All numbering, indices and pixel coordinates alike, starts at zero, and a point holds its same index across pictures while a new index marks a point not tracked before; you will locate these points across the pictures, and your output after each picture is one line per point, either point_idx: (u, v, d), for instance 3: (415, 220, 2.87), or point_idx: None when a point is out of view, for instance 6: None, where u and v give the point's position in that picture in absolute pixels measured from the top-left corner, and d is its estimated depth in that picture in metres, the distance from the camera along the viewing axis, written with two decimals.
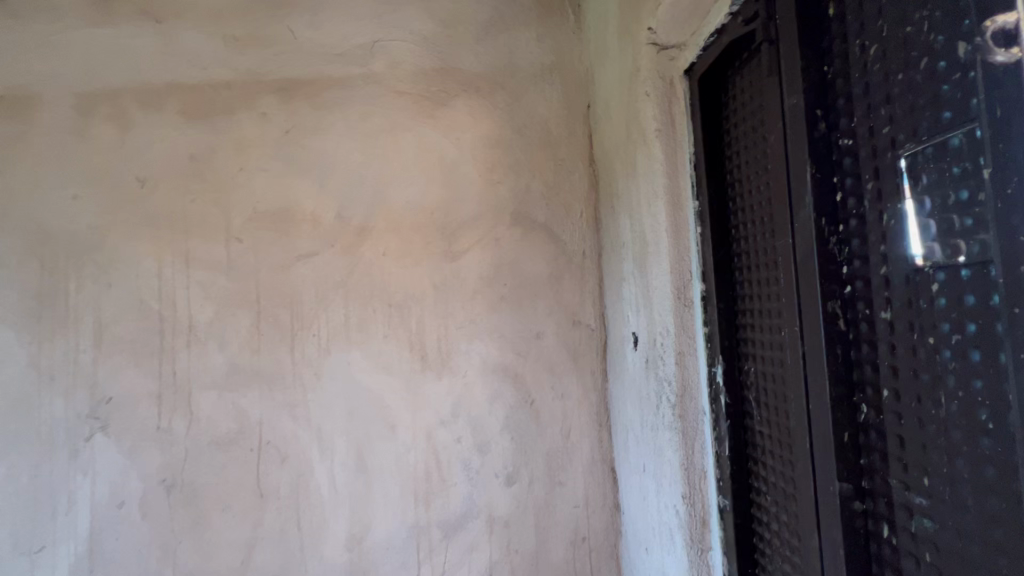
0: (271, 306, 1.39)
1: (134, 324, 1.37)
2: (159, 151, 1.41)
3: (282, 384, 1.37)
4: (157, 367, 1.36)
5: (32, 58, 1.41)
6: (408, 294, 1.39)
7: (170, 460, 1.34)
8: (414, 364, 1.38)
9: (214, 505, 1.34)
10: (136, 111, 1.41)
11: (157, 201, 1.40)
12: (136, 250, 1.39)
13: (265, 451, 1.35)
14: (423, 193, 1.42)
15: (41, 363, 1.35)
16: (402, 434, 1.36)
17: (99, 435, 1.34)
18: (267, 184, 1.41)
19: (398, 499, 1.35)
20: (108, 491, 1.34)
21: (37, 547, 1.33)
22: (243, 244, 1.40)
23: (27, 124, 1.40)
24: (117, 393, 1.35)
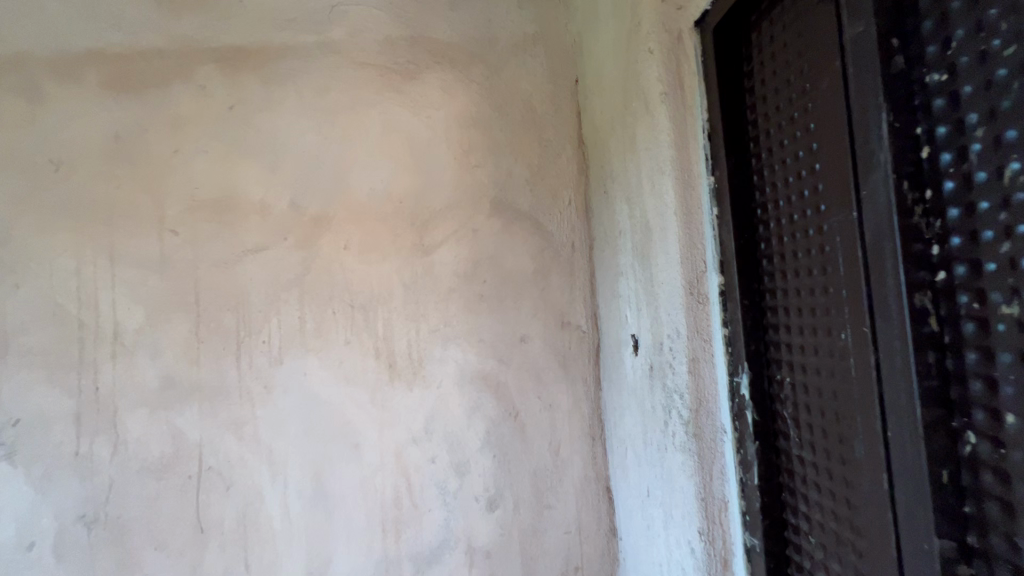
0: (212, 308, 1.19)
1: (46, 333, 1.16)
2: (79, 129, 1.21)
3: (226, 399, 1.17)
4: (74, 383, 1.16)
5: None
6: (374, 294, 1.21)
7: (91, 492, 1.14)
8: (381, 374, 1.20)
9: (143, 544, 1.14)
10: (50, 83, 1.21)
11: (77, 187, 1.20)
12: (49, 245, 1.18)
13: (205, 479, 1.15)
14: (390, 178, 1.24)
15: None
16: (368, 455, 1.18)
17: (4, 465, 1.13)
18: (207, 168, 1.22)
19: (363, 530, 1.17)
20: (16, 530, 1.13)
21: None
22: (180, 237, 1.20)
23: None
24: (25, 414, 1.14)
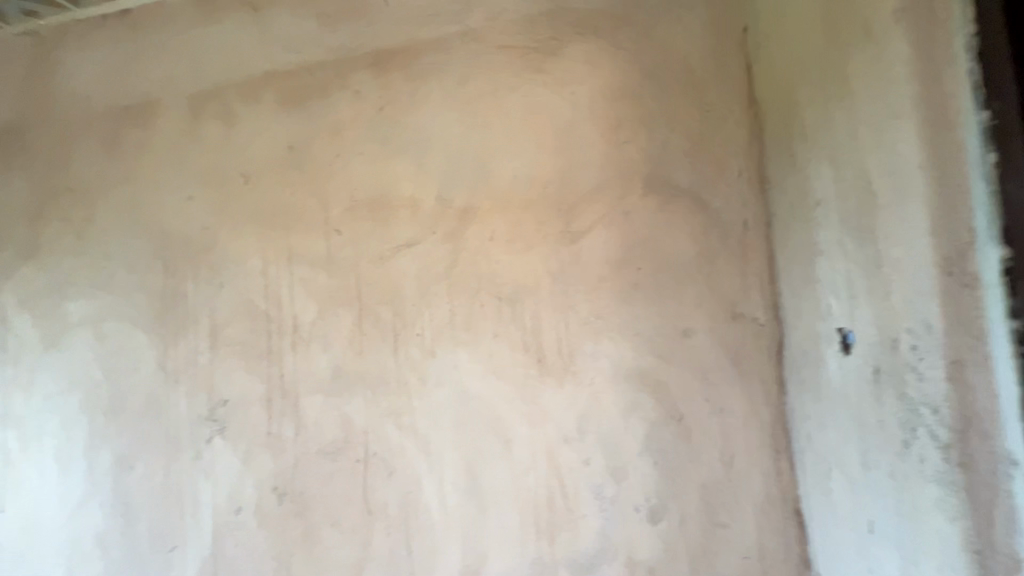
0: (372, 302, 1.25)
1: (244, 326, 1.33)
2: (262, 144, 1.35)
3: (386, 389, 1.23)
4: (265, 369, 1.30)
5: (155, 69, 1.46)
6: (520, 285, 1.17)
7: (281, 467, 1.27)
8: (530, 369, 1.15)
9: (323, 519, 1.24)
10: (239, 106, 1.38)
11: (262, 196, 1.34)
12: (243, 249, 1.34)
13: (371, 464, 1.22)
14: (533, 163, 1.18)
15: (168, 365, 1.36)
16: (520, 452, 1.14)
17: (218, 438, 1.31)
18: (364, 168, 1.28)
19: (517, 528, 1.13)
20: (228, 497, 1.30)
21: (169, 547, 1.32)
22: (343, 236, 1.28)
23: (150, 132, 1.44)
24: (231, 396, 1.32)
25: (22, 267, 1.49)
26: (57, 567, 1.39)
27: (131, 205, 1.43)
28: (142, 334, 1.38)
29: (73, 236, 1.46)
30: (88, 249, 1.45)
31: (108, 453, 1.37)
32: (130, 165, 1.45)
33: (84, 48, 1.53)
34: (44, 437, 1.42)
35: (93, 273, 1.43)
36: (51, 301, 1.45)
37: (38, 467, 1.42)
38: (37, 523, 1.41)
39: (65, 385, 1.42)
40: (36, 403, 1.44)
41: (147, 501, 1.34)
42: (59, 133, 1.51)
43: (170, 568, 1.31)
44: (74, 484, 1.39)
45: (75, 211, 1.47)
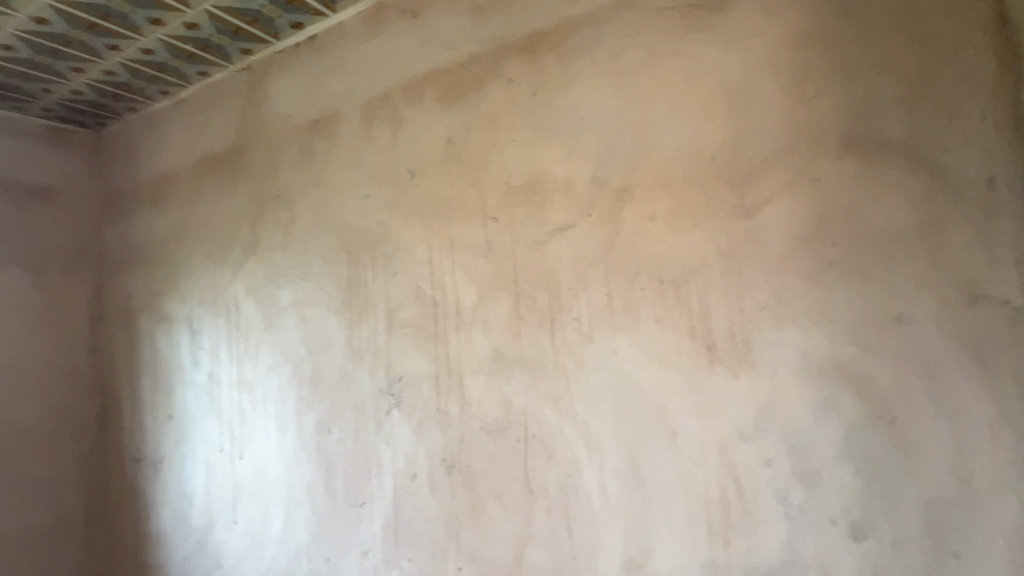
0: (528, 287, 1.27)
1: (414, 310, 1.45)
2: (425, 141, 1.45)
3: (544, 372, 1.24)
4: (433, 350, 1.41)
5: (336, 85, 1.66)
6: (685, 266, 1.08)
7: (449, 441, 1.37)
8: (697, 357, 1.06)
9: (488, 493, 1.30)
10: (405, 108, 1.50)
11: (426, 189, 1.44)
12: (411, 239, 1.46)
13: (531, 445, 1.25)
14: (699, 132, 1.08)
15: (354, 344, 1.55)
16: (687, 445, 1.07)
17: (395, 411, 1.46)
18: (518, 155, 1.30)
19: (684, 526, 1.06)
20: (405, 464, 1.44)
21: (359, 502, 1.51)
22: (499, 223, 1.32)
23: (334, 140, 1.64)
24: (405, 373, 1.45)
25: (248, 262, 1.82)
26: (279, 508, 1.69)
27: (322, 205, 1.65)
28: (334, 317, 1.60)
29: (281, 235, 1.74)
30: (292, 246, 1.71)
31: (312, 417, 1.62)
32: (320, 170, 1.67)
33: (284, 75, 1.80)
34: (268, 401, 1.74)
35: (296, 265, 1.69)
36: (268, 289, 1.76)
37: (264, 424, 1.74)
38: (264, 470, 1.73)
39: (280, 359, 1.71)
40: (261, 373, 1.76)
41: (341, 461, 1.55)
42: (269, 149, 1.81)
43: (361, 520, 1.50)
44: (289, 441, 1.67)
45: (282, 213, 1.74)
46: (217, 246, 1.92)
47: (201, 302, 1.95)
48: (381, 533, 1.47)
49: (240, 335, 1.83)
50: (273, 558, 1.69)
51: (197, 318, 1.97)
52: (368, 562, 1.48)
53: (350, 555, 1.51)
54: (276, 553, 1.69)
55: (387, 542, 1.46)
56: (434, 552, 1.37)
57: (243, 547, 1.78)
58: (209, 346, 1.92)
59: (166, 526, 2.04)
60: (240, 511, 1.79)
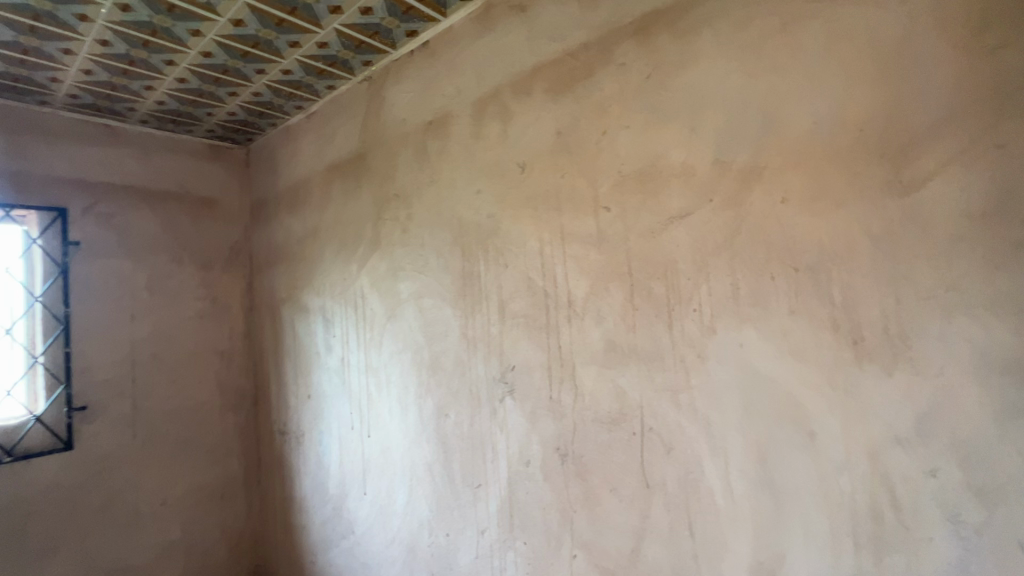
0: (643, 277, 1.24)
1: (526, 300, 1.48)
2: (534, 134, 1.47)
3: (661, 365, 1.20)
4: (545, 340, 1.43)
5: (448, 86, 1.73)
6: (825, 252, 0.98)
7: (562, 430, 1.38)
8: (841, 352, 0.96)
9: (602, 484, 1.30)
10: (514, 103, 1.52)
11: (535, 182, 1.46)
12: (522, 232, 1.49)
13: (647, 439, 1.22)
14: (843, 102, 0.97)
15: (468, 333, 1.63)
16: (828, 448, 0.97)
17: (509, 398, 1.51)
18: (631, 141, 1.26)
19: (825, 535, 0.98)
20: (519, 450, 1.48)
21: (476, 484, 1.59)
22: (611, 213, 1.30)
23: (447, 139, 1.72)
24: (518, 363, 1.49)
25: (371, 257, 1.99)
26: (402, 484, 1.83)
27: (437, 202, 1.74)
28: (449, 308, 1.69)
29: (400, 231, 1.87)
30: (410, 241, 1.83)
31: (430, 401, 1.73)
32: (434, 169, 1.76)
33: (400, 81, 1.92)
34: (391, 385, 1.89)
35: (414, 259, 1.81)
36: (389, 282, 1.90)
37: (388, 406, 1.90)
38: (389, 448, 1.89)
39: (402, 347, 1.85)
40: (385, 359, 1.91)
41: (458, 444, 1.64)
42: (388, 152, 1.95)
43: (477, 500, 1.58)
44: (411, 423, 1.80)
45: (401, 212, 1.87)
46: (345, 243, 2.11)
47: (332, 294, 2.17)
48: (497, 514, 1.53)
49: (366, 325, 2.00)
50: (398, 529, 1.84)
51: (329, 309, 2.19)
52: (485, 540, 1.56)
53: (468, 532, 1.60)
54: (401, 525, 1.84)
55: (503, 523, 1.52)
56: (549, 537, 1.40)
57: (372, 516, 1.96)
58: (340, 334, 2.13)
59: (307, 492, 2.31)
60: (369, 484, 1.98)
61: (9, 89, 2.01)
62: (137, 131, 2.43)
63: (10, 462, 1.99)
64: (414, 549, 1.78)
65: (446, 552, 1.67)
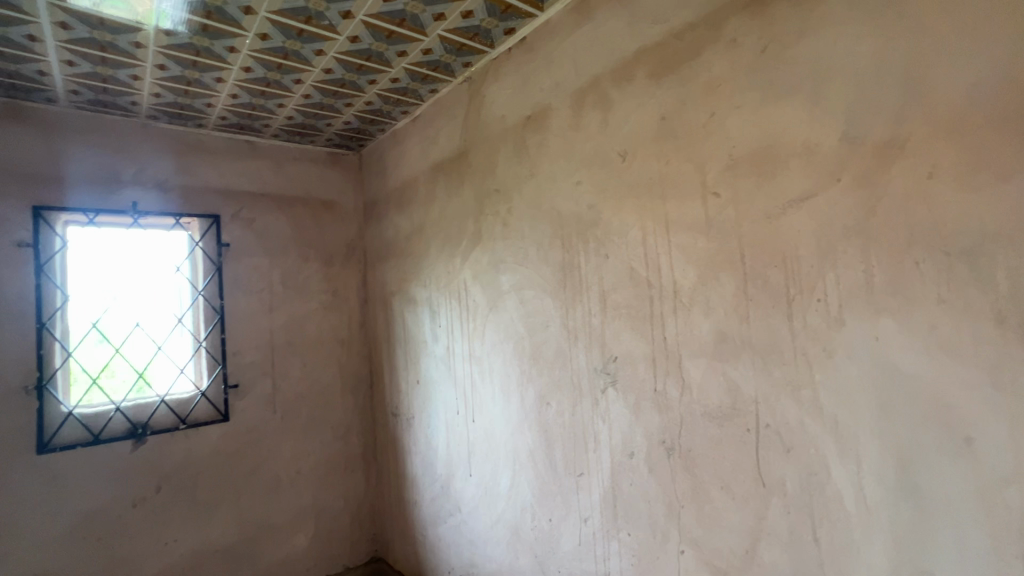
0: (758, 265, 1.17)
1: (628, 291, 1.46)
2: (636, 121, 1.44)
3: (780, 358, 1.13)
4: (650, 332, 1.40)
5: (546, 80, 1.75)
6: (986, 233, 0.86)
7: (668, 423, 1.35)
8: (1008, 347, 0.84)
9: (712, 481, 1.25)
10: (614, 91, 1.51)
11: (638, 170, 1.44)
12: (624, 221, 1.47)
13: (764, 436, 1.16)
14: (1011, 59, 0.84)
15: (569, 324, 1.64)
16: (989, 456, 0.86)
17: (611, 389, 1.51)
18: (744, 122, 1.19)
19: (983, 553, 0.87)
20: (622, 441, 1.48)
21: (578, 473, 1.61)
22: (722, 198, 1.24)
23: (545, 133, 1.75)
24: (620, 354, 1.48)
25: (474, 251, 2.08)
26: (506, 469, 1.91)
27: (536, 195, 1.78)
28: (549, 299, 1.72)
29: (501, 225, 1.93)
30: (510, 234, 1.89)
31: (532, 390, 1.78)
32: (533, 163, 1.79)
33: (499, 80, 1.98)
34: (494, 373, 1.97)
35: (515, 252, 1.86)
36: (491, 274, 1.98)
37: (492, 394, 1.98)
38: (493, 433, 1.98)
39: (504, 337, 1.91)
40: (488, 348, 1.99)
41: (560, 433, 1.67)
42: (488, 149, 2.02)
43: (580, 489, 1.61)
44: (513, 410, 1.87)
45: (501, 206, 1.94)
46: (449, 238, 2.23)
47: (438, 287, 2.30)
48: (600, 504, 1.54)
49: (470, 315, 2.10)
50: (503, 511, 1.93)
51: (435, 300, 2.33)
52: (588, 528, 1.58)
53: (570, 519, 1.63)
54: (505, 508, 1.92)
55: (606, 513, 1.53)
56: (654, 530, 1.39)
57: (478, 497, 2.06)
58: (445, 324, 2.25)
59: (418, 471, 2.49)
60: (474, 467, 2.08)
61: (176, 116, 2.38)
62: (271, 144, 2.76)
63: (184, 429, 2.37)
64: (518, 531, 1.85)
65: (549, 536, 1.71)
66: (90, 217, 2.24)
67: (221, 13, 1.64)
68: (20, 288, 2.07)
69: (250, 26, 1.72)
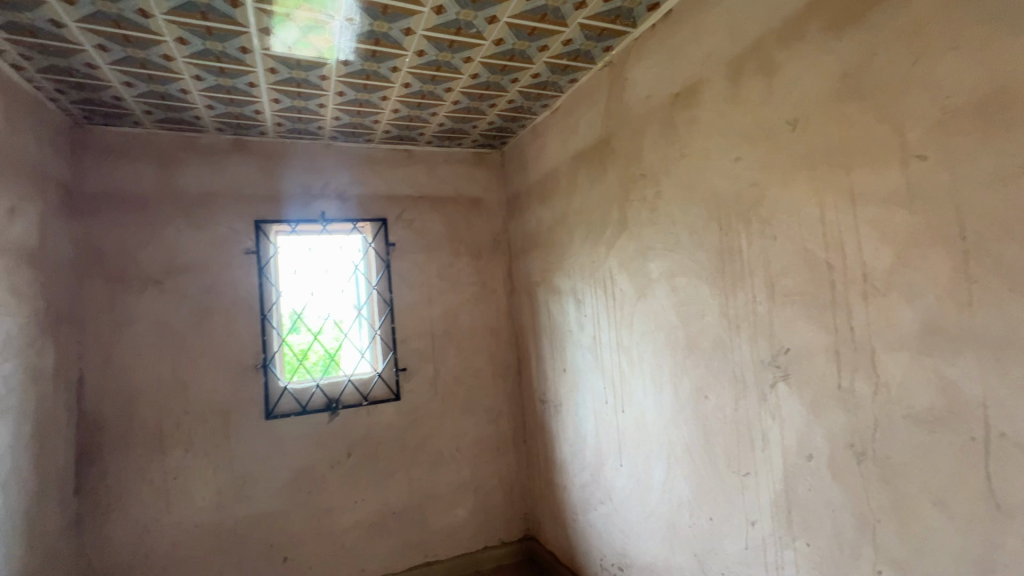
0: (987, 240, 0.96)
1: (803, 275, 1.31)
2: (810, 83, 1.27)
3: (1021, 353, 0.92)
4: (831, 321, 1.24)
5: (696, 52, 1.64)
6: None
7: (858, 425, 1.19)
8: None
9: (920, 496, 1.07)
10: (780, 52, 1.35)
11: (812, 139, 1.27)
12: (796, 197, 1.32)
13: (997, 448, 0.95)
14: None
15: (729, 313, 1.53)
16: None
17: (782, 384, 1.37)
18: (962, 66, 0.98)
19: None
20: (796, 441, 1.34)
21: (744, 472, 1.50)
22: (930, 162, 1.04)
23: (697, 109, 1.64)
24: (794, 345, 1.34)
25: (619, 239, 2.04)
26: (659, 461, 1.86)
27: (688, 176, 1.68)
28: (705, 286, 1.62)
29: (648, 211, 1.87)
30: (659, 220, 1.81)
31: (688, 382, 1.70)
32: (683, 143, 1.70)
33: (642, 59, 1.90)
34: (644, 363, 1.92)
35: (665, 237, 1.79)
36: (639, 262, 1.93)
37: (642, 384, 1.94)
38: (644, 424, 1.94)
39: (654, 326, 1.86)
40: (637, 338, 1.95)
41: (722, 429, 1.57)
42: (632, 133, 1.96)
43: (745, 490, 1.50)
44: (666, 402, 1.81)
45: (648, 191, 1.87)
46: (592, 227, 2.22)
47: (582, 276, 2.32)
48: (770, 507, 1.42)
49: (616, 304, 2.07)
50: (657, 504, 1.88)
51: (579, 290, 2.35)
52: (757, 532, 1.47)
53: (735, 521, 1.53)
54: (659, 501, 1.87)
55: (778, 517, 1.40)
56: (841, 543, 1.23)
57: (629, 488, 2.05)
58: (591, 312, 2.26)
59: (567, 457, 2.55)
60: (625, 457, 2.07)
61: (350, 134, 2.74)
62: (425, 151, 3.03)
63: (366, 404, 2.75)
64: (674, 527, 1.80)
65: (709, 536, 1.63)
66: (292, 226, 2.70)
67: (387, 39, 1.84)
68: (249, 286, 2.59)
69: (410, 46, 1.91)
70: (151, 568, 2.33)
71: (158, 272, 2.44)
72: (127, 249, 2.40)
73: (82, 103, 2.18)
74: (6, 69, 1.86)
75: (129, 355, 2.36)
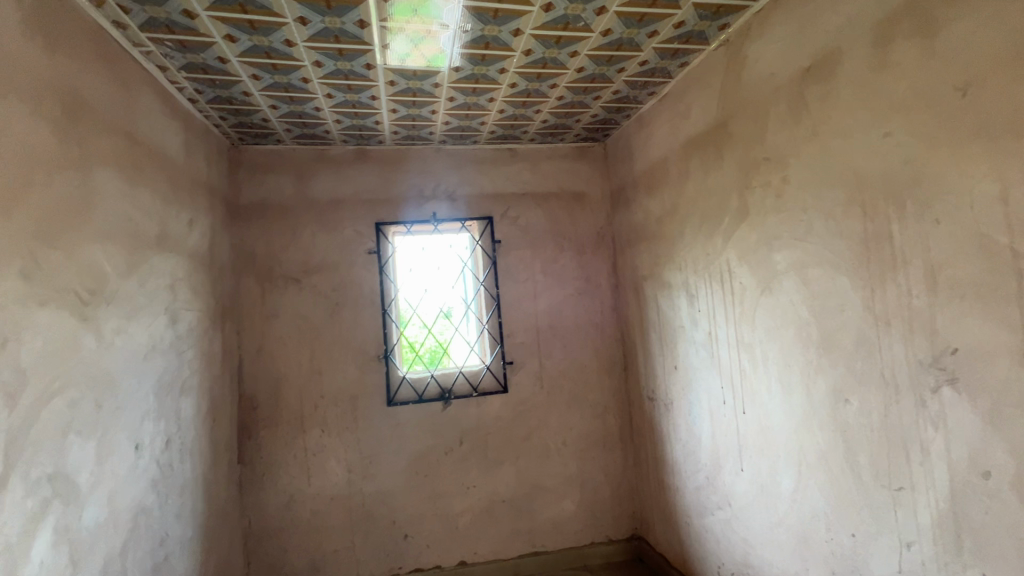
0: None
1: (976, 265, 1.13)
2: (986, 40, 1.09)
3: None
4: (1016, 318, 1.06)
5: (833, 19, 1.48)
6: None
7: None
8: None
9: None
10: (944, 8, 1.17)
11: (990, 105, 1.09)
12: (966, 174, 1.14)
13: None
14: None
15: (876, 308, 1.37)
16: None
17: (948, 389, 1.20)
18: None
19: None
20: (968, 456, 1.17)
21: (896, 487, 1.33)
22: None
23: (834, 81, 1.48)
24: (965, 346, 1.16)
25: (738, 229, 1.91)
26: (788, 468, 1.72)
27: (822, 157, 1.52)
28: (845, 278, 1.46)
29: (773, 197, 1.73)
30: (787, 207, 1.67)
31: (824, 384, 1.55)
32: (816, 121, 1.55)
33: (765, 34, 1.76)
34: (769, 362, 1.79)
35: (794, 226, 1.64)
36: (762, 253, 1.79)
37: (767, 385, 1.80)
38: (769, 427, 1.80)
39: (781, 322, 1.71)
40: (761, 335, 1.82)
41: (868, 437, 1.41)
42: (753, 115, 1.82)
43: (898, 506, 1.33)
44: (797, 406, 1.66)
45: (772, 176, 1.73)
46: (707, 218, 2.11)
47: (696, 270, 2.21)
48: (932, 529, 1.25)
49: (736, 299, 1.95)
50: (785, 515, 1.74)
51: (692, 284, 2.24)
52: (914, 556, 1.30)
53: (885, 541, 1.37)
54: (788, 511, 1.73)
55: (943, 541, 1.23)
56: None
57: (751, 493, 1.92)
58: (705, 307, 2.15)
59: (678, 457, 2.46)
60: (746, 461, 1.94)
61: (458, 137, 2.87)
62: (528, 148, 3.07)
63: (476, 395, 2.87)
64: (807, 541, 1.65)
65: (852, 555, 1.48)
66: (408, 227, 2.90)
67: (497, 42, 1.90)
68: (372, 283, 2.82)
69: (518, 46, 1.95)
70: (296, 531, 2.65)
71: (298, 271, 2.76)
72: (273, 252, 2.74)
73: (238, 126, 2.52)
74: (185, 103, 2.21)
75: (277, 344, 2.70)
